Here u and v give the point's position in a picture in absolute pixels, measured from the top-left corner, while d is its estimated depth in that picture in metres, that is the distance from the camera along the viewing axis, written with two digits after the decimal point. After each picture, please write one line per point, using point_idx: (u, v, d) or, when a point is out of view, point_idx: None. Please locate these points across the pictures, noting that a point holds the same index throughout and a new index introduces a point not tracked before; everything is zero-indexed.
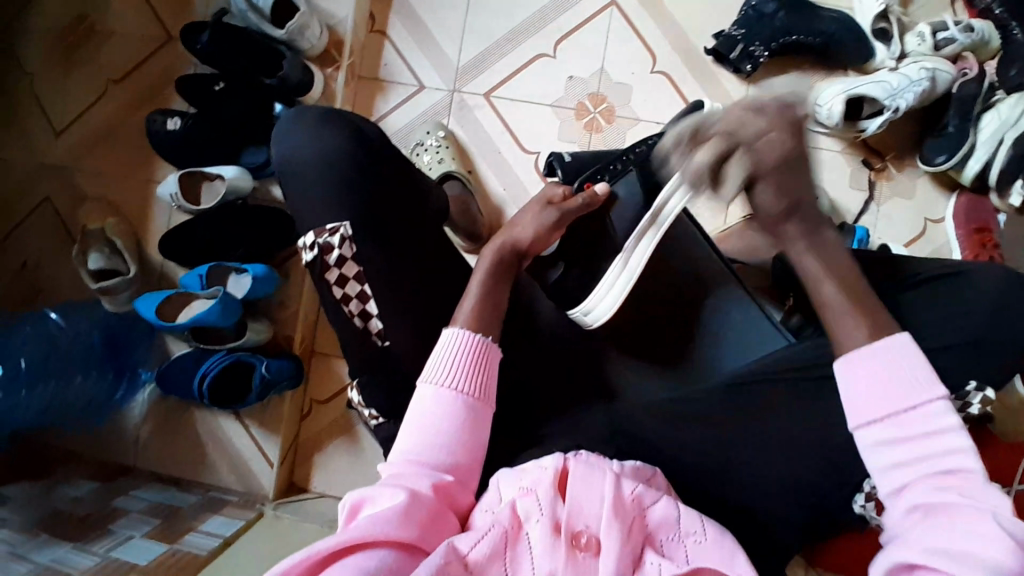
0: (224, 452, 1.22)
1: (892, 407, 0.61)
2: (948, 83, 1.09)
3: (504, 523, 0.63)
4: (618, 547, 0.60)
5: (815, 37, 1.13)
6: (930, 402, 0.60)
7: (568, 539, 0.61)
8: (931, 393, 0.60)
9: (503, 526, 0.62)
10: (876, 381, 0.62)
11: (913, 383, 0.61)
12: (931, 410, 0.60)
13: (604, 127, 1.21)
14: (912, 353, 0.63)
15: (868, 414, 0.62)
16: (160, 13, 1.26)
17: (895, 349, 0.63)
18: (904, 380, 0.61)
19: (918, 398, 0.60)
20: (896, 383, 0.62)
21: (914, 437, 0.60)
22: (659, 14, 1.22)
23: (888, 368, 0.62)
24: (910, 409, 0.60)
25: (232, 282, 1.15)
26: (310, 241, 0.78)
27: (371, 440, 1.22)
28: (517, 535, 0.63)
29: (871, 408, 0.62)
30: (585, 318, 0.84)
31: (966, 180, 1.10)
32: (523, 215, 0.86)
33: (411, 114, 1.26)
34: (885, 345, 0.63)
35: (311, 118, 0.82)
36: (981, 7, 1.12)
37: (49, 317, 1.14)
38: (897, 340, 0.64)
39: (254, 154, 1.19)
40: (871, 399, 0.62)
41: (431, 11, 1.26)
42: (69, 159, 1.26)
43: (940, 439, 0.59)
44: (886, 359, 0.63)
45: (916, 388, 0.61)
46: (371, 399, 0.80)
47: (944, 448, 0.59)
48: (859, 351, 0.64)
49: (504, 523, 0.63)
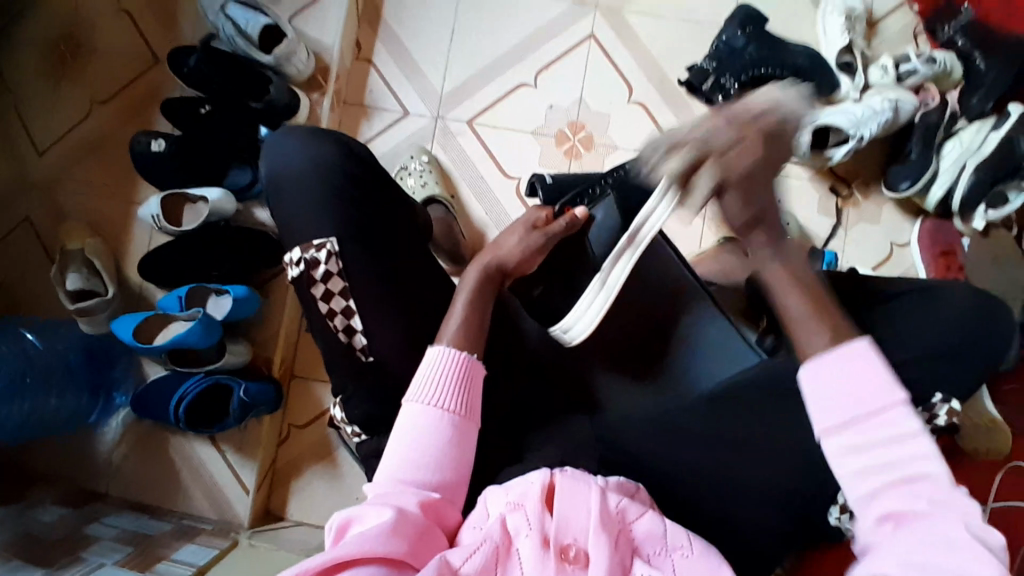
0: (198, 477, 1.19)
1: (852, 413, 0.55)
2: (910, 114, 1.15)
3: (496, 539, 0.63)
4: (607, 557, 0.61)
5: (785, 70, 1.16)
6: (894, 407, 0.54)
7: (558, 552, 0.62)
8: (892, 399, 0.54)
9: (495, 540, 0.63)
10: (843, 387, 0.56)
11: (876, 386, 0.55)
12: (895, 415, 0.54)
13: (583, 153, 1.25)
14: (873, 360, 0.56)
15: (833, 417, 0.55)
16: (147, 36, 1.28)
17: (859, 360, 0.56)
18: (863, 389, 0.55)
19: (879, 403, 0.54)
20: (859, 390, 0.55)
21: (884, 443, 0.54)
22: (635, 47, 1.27)
23: (852, 375, 0.56)
24: (873, 415, 0.54)
25: (212, 304, 1.14)
26: (297, 255, 0.78)
27: (351, 465, 1.21)
28: (508, 551, 0.63)
29: (838, 412, 0.55)
30: (564, 335, 0.85)
31: (929, 206, 1.16)
32: (510, 235, 0.88)
33: (396, 139, 1.28)
34: (852, 355, 0.56)
35: (297, 136, 0.84)
36: (944, 39, 1.20)
37: (25, 336, 1.12)
38: (858, 345, 0.57)
39: (239, 175, 1.20)
40: (837, 406, 0.55)
41: (416, 40, 1.30)
42: (49, 178, 1.26)
43: (911, 442, 0.53)
44: (845, 368, 0.56)
45: (877, 395, 0.55)
46: (354, 414, 0.79)
47: (914, 454, 0.53)
48: (823, 356, 0.57)
49: (495, 538, 0.63)
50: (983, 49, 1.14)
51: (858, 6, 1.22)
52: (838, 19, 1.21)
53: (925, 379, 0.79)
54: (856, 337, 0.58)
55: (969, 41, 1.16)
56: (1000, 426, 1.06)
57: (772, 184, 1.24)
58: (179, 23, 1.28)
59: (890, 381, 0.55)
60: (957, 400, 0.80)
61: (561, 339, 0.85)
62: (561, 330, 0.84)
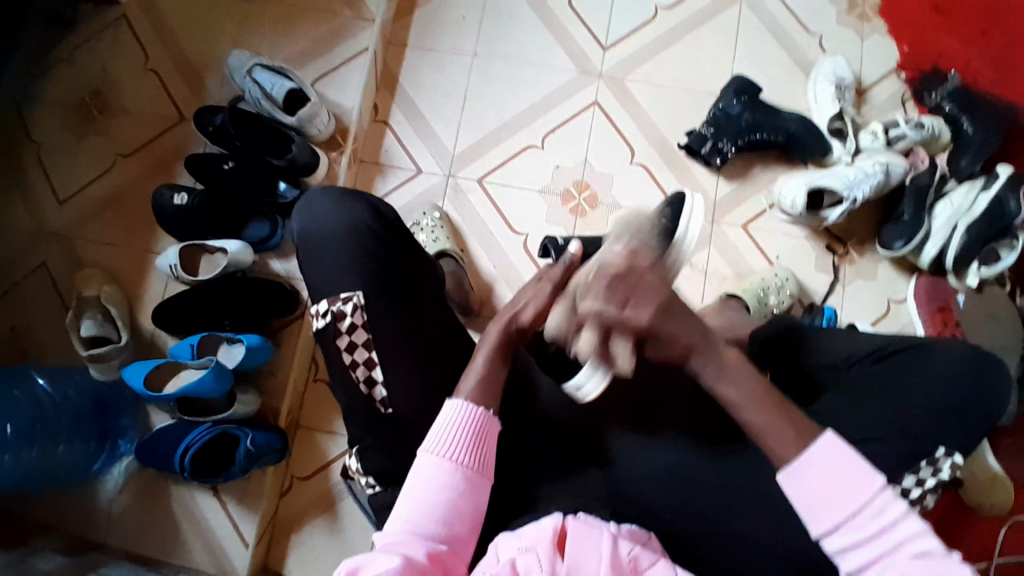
0: (199, 530, 1.18)
1: (842, 511, 0.61)
2: (901, 176, 1.22)
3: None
4: None
5: (778, 135, 1.26)
6: (876, 494, 0.61)
7: None
8: (874, 485, 0.61)
9: None
10: (828, 485, 0.62)
11: (857, 478, 0.62)
12: (880, 502, 0.61)
13: (588, 212, 1.30)
14: (843, 448, 0.63)
15: (826, 519, 0.62)
16: (173, 96, 1.34)
17: (829, 450, 0.63)
18: (846, 480, 0.62)
19: (863, 495, 0.61)
20: (843, 487, 0.62)
21: (875, 533, 0.60)
22: (637, 113, 1.35)
23: (832, 473, 0.62)
24: (861, 508, 0.61)
25: (223, 352, 1.16)
26: (323, 308, 0.80)
27: (354, 520, 1.20)
28: None
29: (829, 514, 0.61)
30: (579, 393, 0.79)
31: (924, 264, 1.21)
32: (525, 295, 0.86)
33: (408, 196, 1.34)
34: (824, 447, 0.63)
35: (329, 194, 0.87)
36: (932, 104, 1.30)
37: (37, 380, 1.13)
38: (827, 444, 0.63)
39: (257, 229, 1.24)
40: (824, 504, 0.62)
41: (430, 103, 1.37)
42: (68, 227, 1.29)
43: (897, 526, 0.60)
44: (818, 470, 0.63)
45: (860, 484, 0.61)
46: (371, 465, 0.78)
47: (904, 536, 0.60)
48: (796, 462, 0.63)
49: None
50: (970, 114, 1.24)
51: (847, 76, 1.31)
52: (829, 88, 1.29)
53: (931, 429, 0.81)
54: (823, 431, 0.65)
55: (956, 107, 1.26)
56: (1003, 481, 1.09)
57: (770, 243, 1.29)
58: (205, 84, 1.35)
59: (869, 469, 0.62)
60: (960, 455, 0.81)
61: (575, 397, 0.79)
62: (575, 388, 0.78)
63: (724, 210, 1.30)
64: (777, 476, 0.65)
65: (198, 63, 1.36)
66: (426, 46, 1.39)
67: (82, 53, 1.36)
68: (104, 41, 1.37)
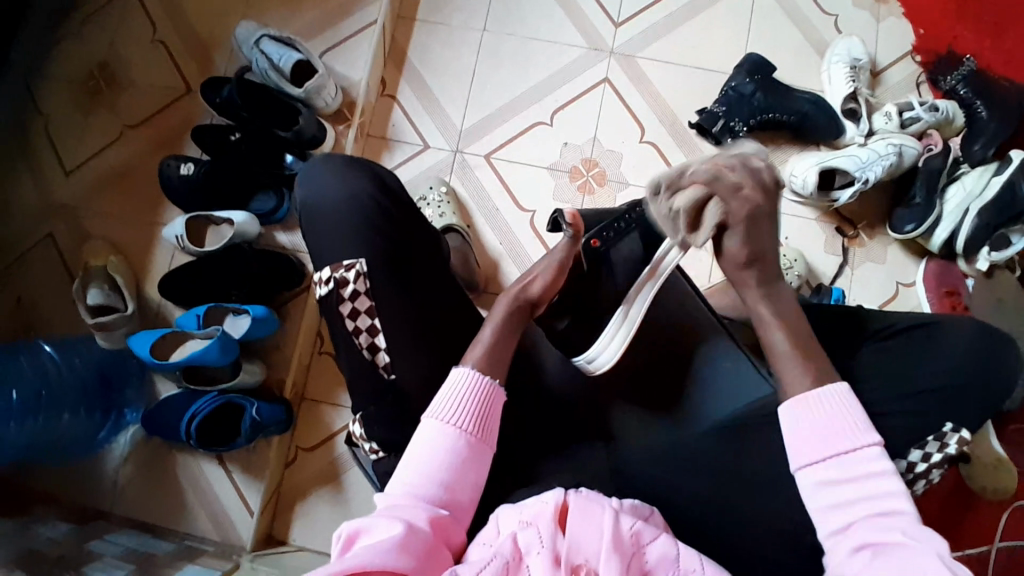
0: (204, 499, 1.19)
1: (824, 452, 0.66)
2: (914, 158, 1.21)
3: (506, 556, 0.63)
4: None
5: (791, 116, 1.25)
6: (864, 444, 0.65)
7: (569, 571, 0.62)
8: (864, 437, 0.65)
9: (505, 557, 0.63)
10: (818, 425, 0.67)
11: (848, 427, 0.66)
12: (867, 453, 0.65)
13: (596, 189, 1.30)
14: (848, 399, 0.68)
15: (807, 453, 0.66)
16: (180, 67, 1.34)
17: (834, 398, 0.68)
18: (837, 426, 0.67)
19: (851, 441, 0.65)
20: (829, 429, 0.67)
21: (856, 477, 0.64)
22: (647, 91, 1.33)
23: (828, 413, 0.67)
24: (846, 453, 0.65)
25: (229, 323, 1.17)
26: (326, 275, 0.80)
27: (357, 490, 1.21)
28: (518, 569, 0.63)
29: (812, 451, 0.66)
30: (589, 365, 0.82)
31: (934, 247, 1.20)
32: (536, 269, 0.86)
33: (415, 171, 1.33)
34: (830, 393, 0.69)
35: (333, 163, 0.86)
36: (945, 89, 1.28)
37: (44, 349, 1.15)
38: (838, 387, 0.69)
39: (263, 202, 1.24)
40: (811, 443, 0.67)
41: (438, 79, 1.36)
42: (74, 198, 1.29)
43: (878, 479, 0.64)
44: (820, 409, 0.68)
45: (851, 433, 0.66)
46: (373, 430, 0.79)
47: (884, 490, 0.63)
48: (803, 396, 0.69)
49: (505, 554, 0.63)
50: (985, 99, 1.23)
51: (862, 57, 1.29)
52: (843, 68, 1.27)
53: (937, 409, 0.79)
54: (837, 381, 0.70)
55: (970, 91, 1.25)
56: (1008, 465, 1.07)
57: (779, 224, 1.28)
58: (212, 56, 1.34)
59: (865, 422, 0.67)
60: (966, 430, 0.79)
61: (585, 369, 0.82)
62: (587, 361, 0.82)
63: None
64: (782, 404, 0.71)
65: (206, 35, 1.35)
66: (434, 21, 1.38)
67: (90, 24, 1.36)
68: (111, 11, 1.36)
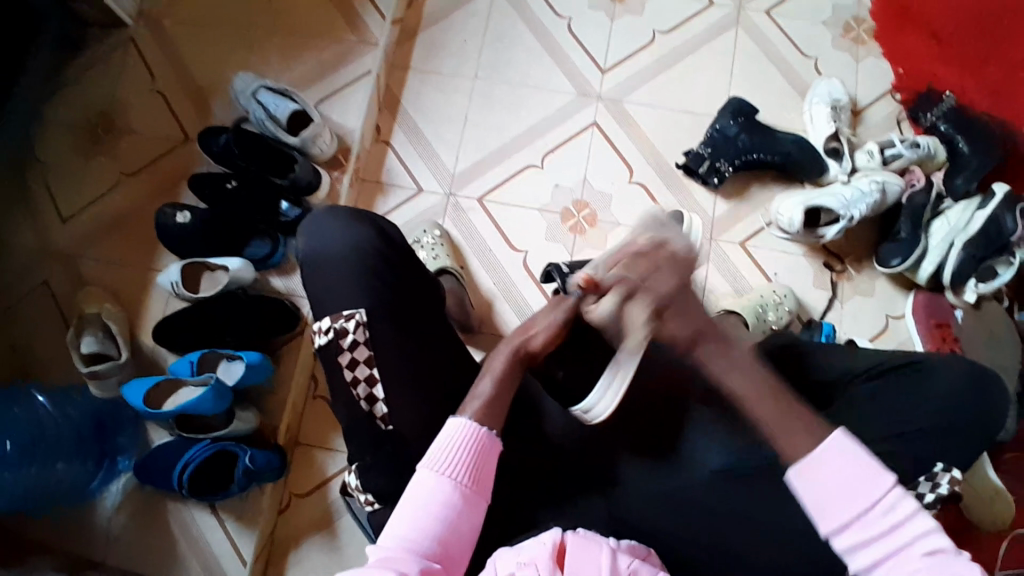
0: (196, 550, 1.17)
1: (852, 510, 0.61)
2: (897, 195, 1.24)
3: None
4: None
5: (776, 156, 1.27)
6: (888, 492, 0.61)
7: None
8: (886, 485, 0.62)
9: None
10: (835, 482, 0.63)
11: (866, 478, 0.62)
12: (893, 500, 0.61)
13: (588, 230, 1.32)
14: (851, 448, 0.64)
15: (836, 521, 0.62)
16: (179, 117, 1.36)
17: (841, 450, 0.63)
18: (856, 481, 0.62)
19: (872, 494, 0.61)
20: (852, 486, 0.62)
21: (887, 531, 0.60)
22: (635, 135, 1.37)
23: (842, 466, 0.63)
24: (872, 506, 0.61)
25: (223, 369, 1.16)
26: (326, 325, 0.81)
27: (352, 539, 1.19)
28: None
29: (835, 514, 0.62)
30: (586, 414, 0.82)
31: (921, 280, 1.22)
32: (538, 321, 0.87)
33: (410, 215, 1.35)
34: (831, 444, 0.64)
35: (334, 215, 0.87)
36: (927, 125, 1.32)
37: (36, 399, 1.14)
38: (837, 435, 0.65)
39: (259, 247, 1.26)
40: (835, 506, 0.62)
41: (431, 124, 1.39)
42: (69, 245, 1.30)
43: (911, 524, 0.60)
44: (834, 462, 0.63)
45: (868, 483, 0.62)
46: (369, 481, 0.79)
47: (914, 534, 0.60)
48: (810, 457, 0.64)
49: None
50: (965, 133, 1.26)
51: (842, 98, 1.33)
52: (824, 108, 1.31)
53: (929, 447, 0.80)
54: (833, 427, 0.65)
55: (951, 126, 1.28)
56: (1005, 496, 1.09)
57: (767, 260, 1.30)
58: (211, 106, 1.37)
59: (878, 467, 0.63)
60: (958, 469, 0.80)
61: (583, 417, 0.82)
62: (583, 411, 0.82)
63: (722, 227, 1.31)
64: (789, 469, 0.65)
65: (203, 86, 1.38)
66: (427, 69, 1.42)
67: (90, 74, 1.39)
68: (111, 63, 1.39)
